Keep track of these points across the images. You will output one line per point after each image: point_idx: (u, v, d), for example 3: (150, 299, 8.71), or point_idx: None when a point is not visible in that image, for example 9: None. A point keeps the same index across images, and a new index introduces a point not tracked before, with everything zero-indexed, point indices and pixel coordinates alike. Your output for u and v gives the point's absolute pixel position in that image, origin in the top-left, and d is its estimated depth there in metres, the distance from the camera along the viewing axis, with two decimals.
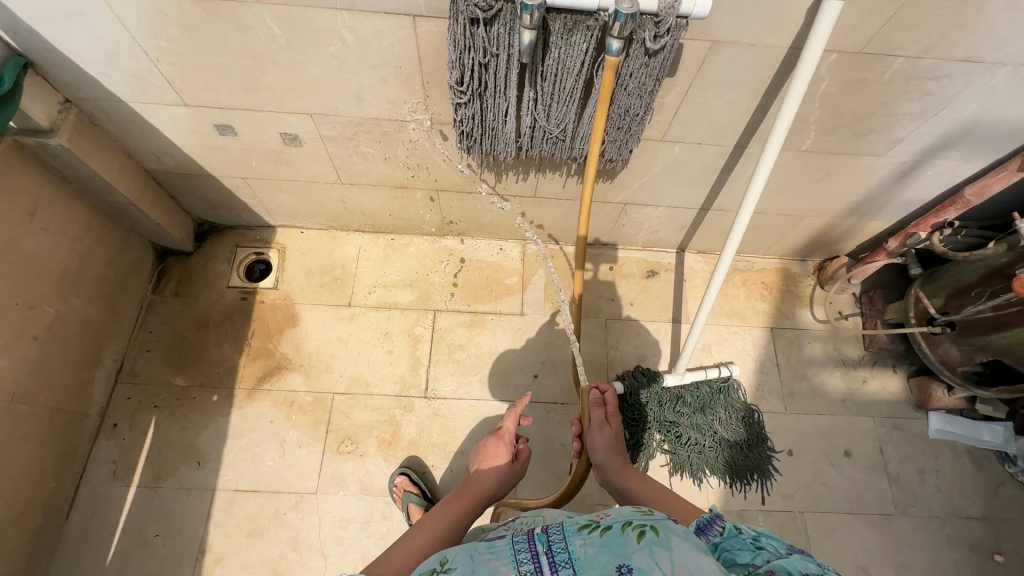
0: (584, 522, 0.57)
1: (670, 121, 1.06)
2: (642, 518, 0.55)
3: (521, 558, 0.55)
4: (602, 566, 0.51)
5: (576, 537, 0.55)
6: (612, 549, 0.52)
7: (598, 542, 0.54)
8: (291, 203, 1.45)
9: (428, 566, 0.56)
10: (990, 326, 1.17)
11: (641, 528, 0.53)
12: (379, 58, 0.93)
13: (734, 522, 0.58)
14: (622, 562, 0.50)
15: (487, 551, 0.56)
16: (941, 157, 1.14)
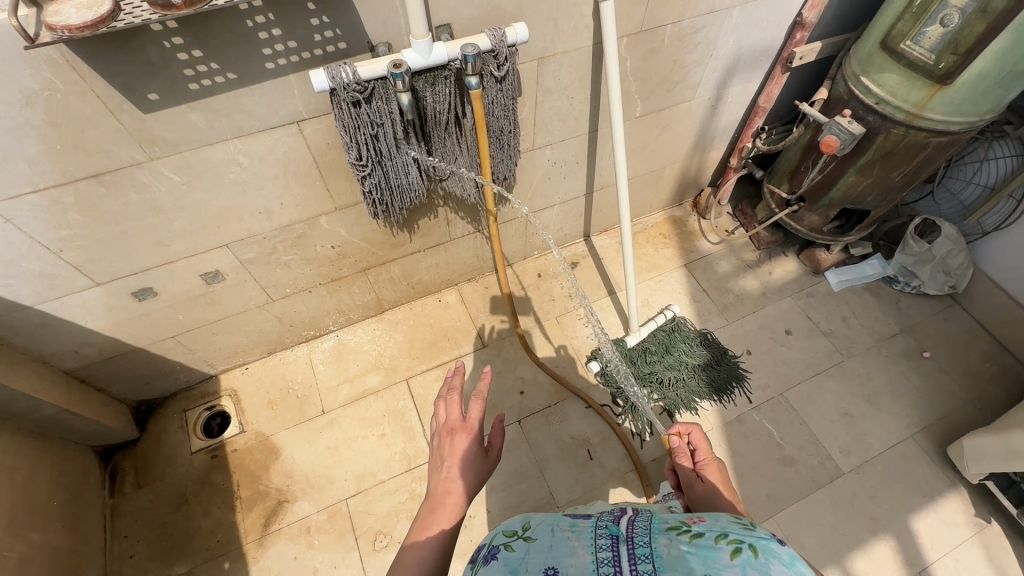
0: (673, 523, 0.53)
1: (533, 130, 1.27)
2: (739, 532, 0.50)
3: (599, 543, 0.53)
4: (686, 570, 0.47)
5: (662, 535, 0.52)
6: (701, 557, 0.48)
7: (685, 546, 0.50)
8: (228, 342, 1.45)
9: (512, 528, 0.58)
10: (825, 186, 1.48)
11: (736, 545, 0.49)
12: (277, 168, 1.04)
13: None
14: (709, 574, 0.46)
15: (567, 530, 0.56)
16: (730, 85, 1.47)
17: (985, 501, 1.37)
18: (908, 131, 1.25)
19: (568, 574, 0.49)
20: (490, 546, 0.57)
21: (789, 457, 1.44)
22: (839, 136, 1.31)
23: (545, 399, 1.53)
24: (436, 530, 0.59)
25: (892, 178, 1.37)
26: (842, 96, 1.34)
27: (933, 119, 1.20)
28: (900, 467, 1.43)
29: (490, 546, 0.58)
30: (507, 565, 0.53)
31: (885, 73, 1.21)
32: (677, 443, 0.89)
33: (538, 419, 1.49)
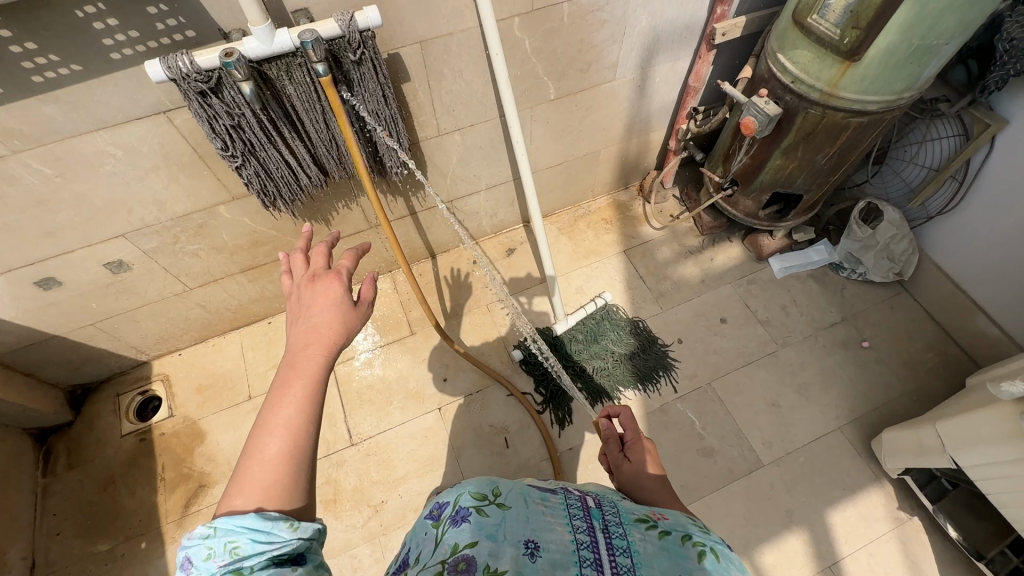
0: (641, 517, 0.59)
1: (434, 115, 1.24)
2: (701, 534, 0.57)
3: (576, 524, 0.57)
4: (663, 568, 0.52)
5: (634, 528, 0.57)
6: (674, 557, 0.54)
7: (658, 543, 0.55)
8: (154, 329, 1.48)
9: (480, 489, 0.58)
10: (754, 170, 1.42)
11: (701, 547, 0.56)
12: (154, 158, 1.04)
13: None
14: (682, 574, 0.52)
15: (539, 504, 0.58)
16: (656, 64, 1.41)
17: (909, 495, 1.33)
18: (825, 112, 1.18)
19: (551, 552, 0.53)
20: (457, 507, 0.57)
21: (709, 448, 1.42)
22: (757, 118, 1.25)
23: (468, 387, 1.53)
24: (300, 380, 0.58)
25: (817, 161, 1.31)
26: (763, 75, 1.27)
27: (848, 98, 1.13)
28: (824, 459, 1.39)
29: (455, 505, 0.57)
30: (487, 532, 0.53)
31: (798, 49, 1.14)
32: (605, 427, 0.85)
33: (458, 407, 1.50)
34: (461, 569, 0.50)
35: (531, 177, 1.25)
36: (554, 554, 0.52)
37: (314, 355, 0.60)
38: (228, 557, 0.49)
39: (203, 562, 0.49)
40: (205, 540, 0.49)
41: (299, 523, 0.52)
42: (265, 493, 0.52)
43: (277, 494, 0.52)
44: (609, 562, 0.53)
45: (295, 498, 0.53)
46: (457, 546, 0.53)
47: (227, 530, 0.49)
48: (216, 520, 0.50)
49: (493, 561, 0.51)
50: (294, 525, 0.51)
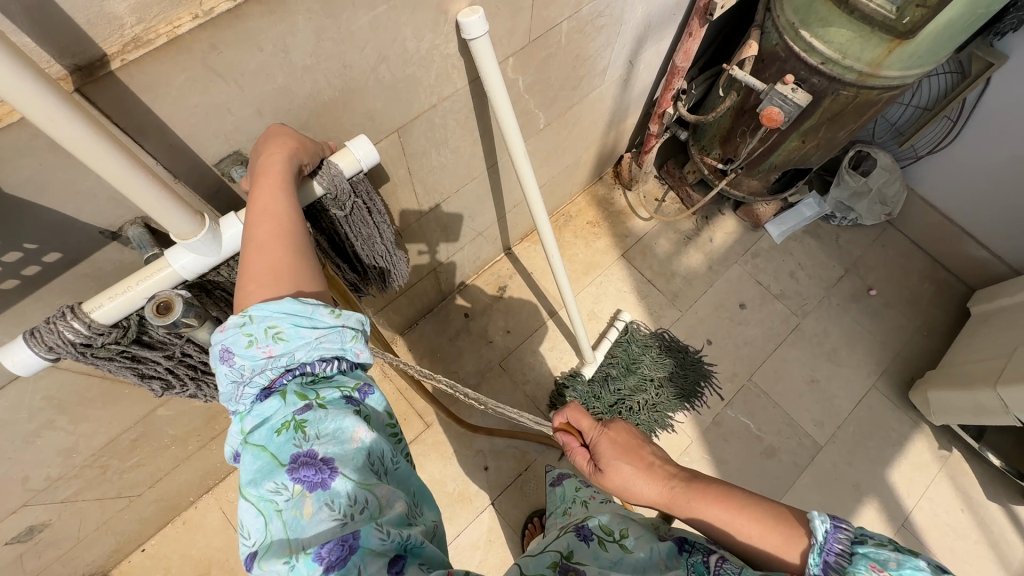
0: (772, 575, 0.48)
1: (416, 198, 0.92)
2: None
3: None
4: None
5: None
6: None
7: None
8: (101, 548, 1.10)
9: (610, 525, 0.58)
10: (765, 154, 1.27)
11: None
12: (44, 415, 0.66)
13: (866, 557, 0.45)
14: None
15: (662, 558, 0.53)
16: (642, 52, 1.16)
17: (945, 432, 1.42)
18: (859, 92, 1.03)
19: None
20: (583, 525, 0.59)
21: (770, 447, 1.39)
22: (782, 107, 1.08)
23: (514, 466, 1.35)
24: (273, 178, 0.51)
25: (838, 137, 1.18)
26: (777, 52, 1.08)
27: (889, 76, 0.99)
28: (869, 422, 1.43)
29: (585, 523, 0.59)
30: (601, 563, 0.54)
31: (832, 27, 0.96)
32: (568, 439, 0.80)
33: (512, 493, 1.32)
34: None
35: (548, 223, 1.05)
36: None
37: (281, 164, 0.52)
38: (270, 342, 0.45)
39: (248, 351, 0.45)
40: (243, 328, 0.45)
41: (340, 310, 0.48)
42: (279, 276, 0.48)
43: (286, 274, 0.48)
44: None
45: (309, 280, 0.49)
46: (572, 557, 0.54)
47: (268, 318, 0.46)
48: (251, 308, 0.46)
49: None
50: (335, 311, 0.47)
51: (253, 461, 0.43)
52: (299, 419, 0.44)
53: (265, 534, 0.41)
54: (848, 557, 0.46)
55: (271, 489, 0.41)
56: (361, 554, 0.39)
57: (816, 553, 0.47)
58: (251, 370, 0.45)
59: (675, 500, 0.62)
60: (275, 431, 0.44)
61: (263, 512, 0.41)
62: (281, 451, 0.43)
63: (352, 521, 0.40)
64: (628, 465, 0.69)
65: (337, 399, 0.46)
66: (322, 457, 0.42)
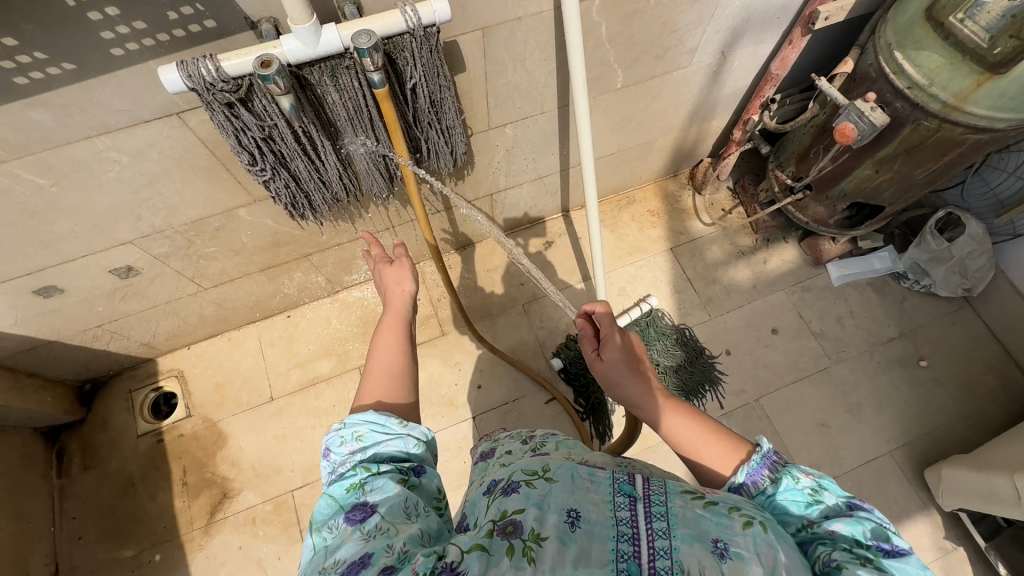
0: (688, 488, 0.51)
1: (486, 109, 1.07)
2: (750, 507, 0.49)
3: (619, 498, 0.49)
4: (699, 529, 0.46)
5: (676, 497, 0.49)
6: (715, 524, 0.46)
7: (701, 510, 0.48)
8: (166, 327, 1.36)
9: (529, 467, 0.53)
10: (836, 176, 1.27)
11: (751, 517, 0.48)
12: (166, 164, 0.88)
13: (793, 468, 0.57)
14: (721, 538, 0.45)
15: (586, 478, 0.51)
16: (738, 48, 1.21)
17: (955, 525, 1.31)
18: (942, 125, 1.02)
19: (591, 522, 0.47)
20: (508, 481, 0.52)
21: None
22: (858, 125, 1.08)
23: (503, 394, 1.44)
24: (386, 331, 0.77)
25: (914, 175, 1.16)
26: (869, 72, 1.09)
27: (975, 114, 0.97)
28: (871, 484, 1.36)
29: (507, 479, 0.53)
30: (532, 502, 0.48)
31: (925, 51, 0.96)
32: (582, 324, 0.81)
33: (493, 416, 1.42)
34: (507, 531, 0.46)
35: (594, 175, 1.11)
36: (594, 525, 0.46)
37: (397, 307, 0.80)
38: (354, 441, 0.60)
39: (339, 448, 0.60)
40: (339, 431, 0.61)
41: (407, 423, 0.62)
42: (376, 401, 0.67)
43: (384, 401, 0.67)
44: (647, 539, 0.45)
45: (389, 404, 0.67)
46: (504, 513, 0.48)
47: (355, 424, 0.61)
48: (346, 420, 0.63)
49: (538, 525, 0.46)
50: (402, 422, 0.62)
51: (323, 507, 0.54)
52: (360, 480, 0.56)
53: (314, 560, 0.50)
54: (781, 466, 0.58)
55: (330, 526, 0.52)
56: (369, 566, 0.45)
57: (757, 457, 0.59)
58: (338, 464, 0.60)
59: (654, 406, 0.69)
60: (344, 488, 0.55)
61: (318, 549, 0.51)
62: (345, 501, 0.54)
63: (371, 539, 0.48)
64: (625, 364, 0.73)
65: (392, 474, 0.57)
66: (369, 504, 0.52)
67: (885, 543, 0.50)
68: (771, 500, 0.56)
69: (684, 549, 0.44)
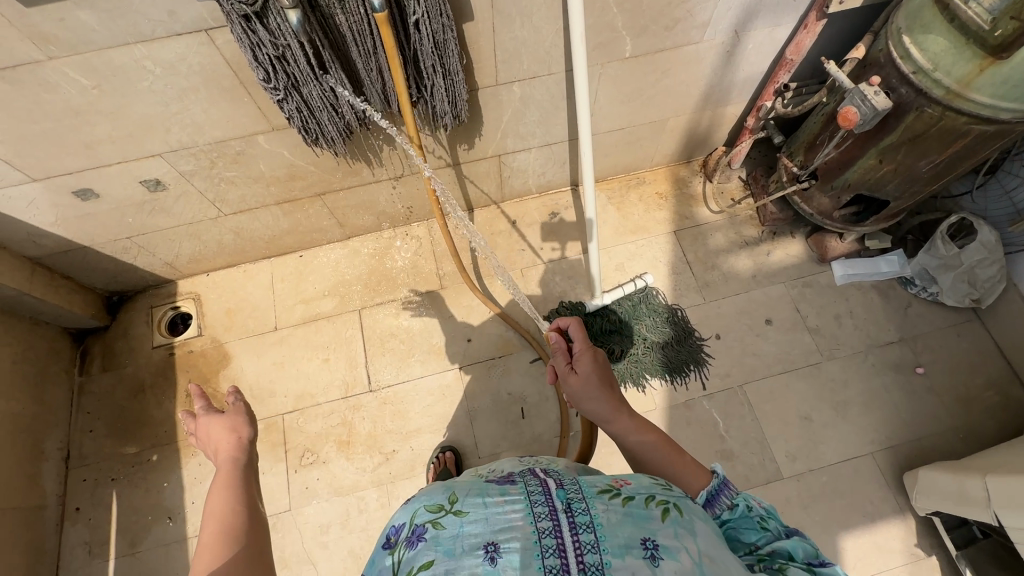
0: (604, 487, 0.60)
1: (494, 63, 1.12)
2: (664, 493, 0.59)
3: (538, 512, 0.57)
4: (627, 536, 0.53)
5: (596, 501, 0.58)
6: (637, 521, 0.55)
7: (621, 510, 0.57)
8: (188, 249, 1.47)
9: (435, 502, 0.59)
10: (841, 165, 1.26)
11: (663, 506, 0.58)
12: (194, 80, 0.97)
13: (746, 495, 0.63)
14: (646, 537, 0.54)
15: (499, 501, 0.58)
16: (752, 28, 1.23)
17: (931, 534, 1.28)
18: (945, 113, 1.01)
19: (511, 550, 0.53)
20: (414, 527, 0.58)
21: (729, 451, 1.37)
22: (860, 109, 1.08)
23: (490, 350, 1.49)
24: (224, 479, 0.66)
25: (918, 167, 1.15)
26: (878, 58, 1.08)
27: (978, 102, 0.96)
28: (848, 482, 1.34)
29: (411, 525, 0.58)
30: (445, 549, 0.54)
31: (930, 34, 0.96)
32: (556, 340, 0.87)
33: (478, 369, 1.47)
34: None
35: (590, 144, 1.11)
36: (516, 551, 0.53)
37: (224, 457, 0.69)
38: None
39: None
40: None
41: None
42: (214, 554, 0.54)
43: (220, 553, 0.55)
44: (573, 549, 0.53)
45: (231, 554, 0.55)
46: (414, 568, 0.53)
47: None
48: None
49: None
50: None
51: None
52: None
53: None
54: (735, 494, 0.63)
55: None
56: None
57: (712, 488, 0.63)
58: None
59: (622, 419, 0.73)
60: None
61: None
62: None
63: None
64: (597, 381, 0.78)
65: None
66: None
67: (814, 559, 0.57)
68: (726, 525, 0.62)
69: (616, 560, 0.51)
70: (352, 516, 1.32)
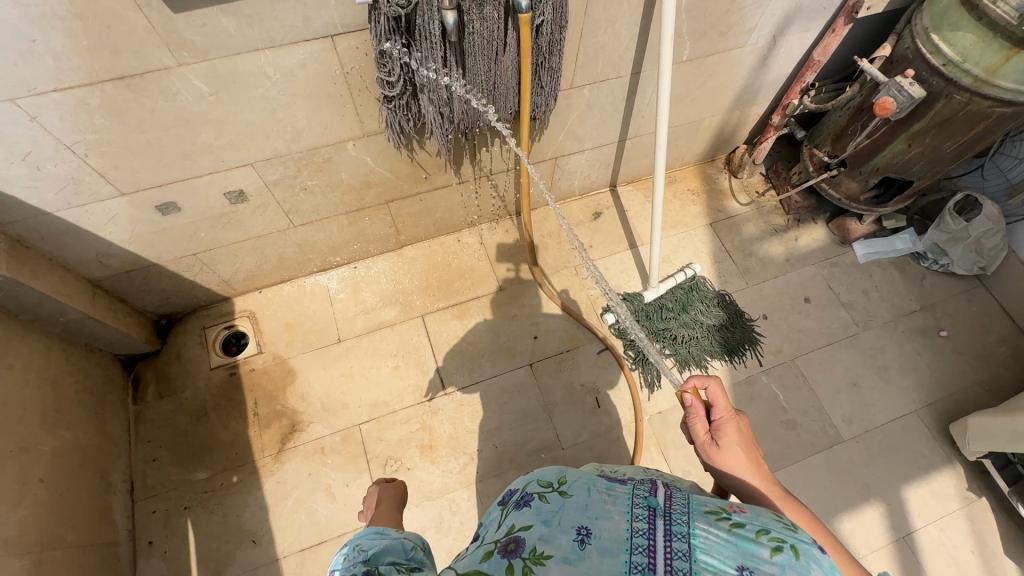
0: (713, 509, 0.56)
1: (574, 67, 1.20)
2: (782, 531, 0.53)
3: (637, 512, 0.55)
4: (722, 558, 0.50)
5: (700, 518, 0.55)
6: (738, 549, 0.51)
7: (724, 534, 0.53)
8: (249, 264, 1.45)
9: (547, 478, 0.60)
10: (870, 152, 1.42)
11: (778, 543, 0.52)
12: (307, 85, 0.99)
13: None
14: (746, 566, 0.49)
15: (602, 492, 0.57)
16: (787, 33, 1.37)
17: (979, 478, 1.41)
18: (972, 99, 1.17)
19: (602, 539, 0.52)
20: (524, 492, 0.60)
21: (792, 421, 1.47)
22: (896, 98, 1.23)
23: (558, 345, 1.54)
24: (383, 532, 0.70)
25: (944, 149, 1.30)
26: (906, 54, 1.24)
27: (1002, 87, 1.12)
28: (900, 439, 1.45)
29: (522, 492, 0.60)
30: (542, 518, 0.55)
31: (959, 31, 1.12)
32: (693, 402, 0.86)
33: (549, 363, 1.51)
34: (510, 549, 0.53)
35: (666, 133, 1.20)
36: (605, 541, 0.51)
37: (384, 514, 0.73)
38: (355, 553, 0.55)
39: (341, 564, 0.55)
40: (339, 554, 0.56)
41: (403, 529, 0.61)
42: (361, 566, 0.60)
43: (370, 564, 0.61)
44: (664, 554, 0.50)
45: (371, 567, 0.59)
46: (512, 528, 0.56)
47: (358, 540, 0.58)
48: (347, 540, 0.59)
49: (542, 545, 0.52)
50: (400, 529, 0.61)
51: None
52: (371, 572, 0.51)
53: None
54: None
55: None
56: None
57: None
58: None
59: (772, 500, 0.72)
60: None
61: None
62: None
63: None
64: (744, 457, 0.80)
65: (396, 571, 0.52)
66: None
67: None
68: None
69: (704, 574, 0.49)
70: (445, 519, 1.32)
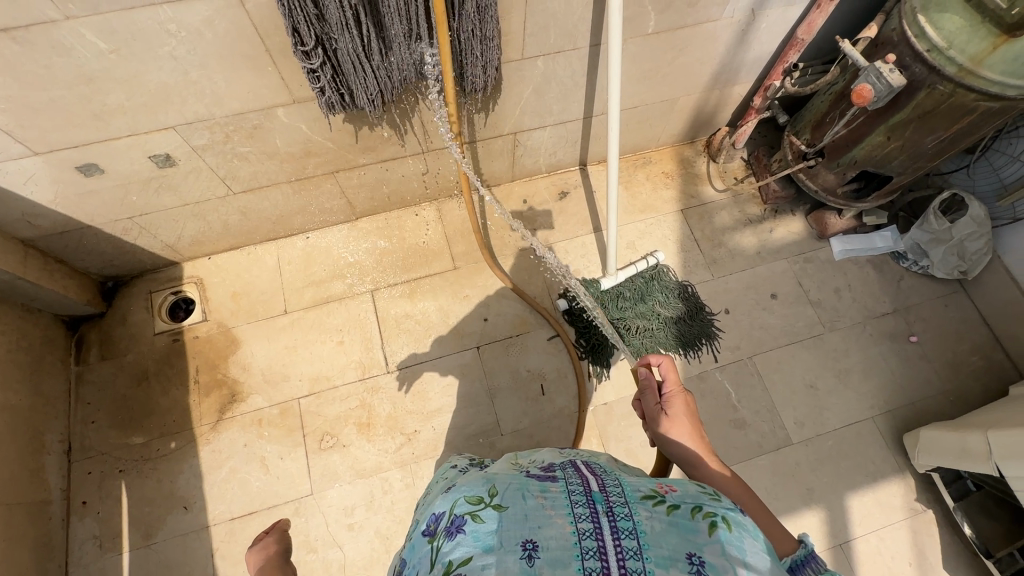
0: (648, 492, 0.54)
1: (521, 37, 1.11)
2: (712, 503, 0.52)
3: (578, 512, 0.51)
4: (673, 546, 0.47)
5: (640, 507, 0.51)
6: (682, 533, 0.48)
7: (666, 518, 0.50)
8: (192, 230, 1.41)
9: (475, 493, 0.54)
10: (849, 143, 1.32)
11: (712, 518, 0.50)
12: (218, 46, 0.92)
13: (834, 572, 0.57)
14: (694, 552, 0.47)
15: (539, 496, 0.53)
16: (768, 7, 1.25)
17: (927, 490, 1.37)
18: (955, 90, 1.07)
19: (550, 551, 0.47)
20: (452, 515, 0.52)
21: (742, 420, 1.43)
22: (874, 85, 1.12)
23: (507, 329, 1.50)
24: None
25: (924, 143, 1.20)
26: (891, 36, 1.13)
27: (988, 79, 1.02)
28: (851, 445, 1.41)
29: (449, 515, 0.53)
30: (481, 542, 0.48)
31: (946, 12, 1.01)
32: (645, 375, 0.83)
33: (496, 348, 1.48)
34: None
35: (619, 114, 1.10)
36: (554, 553, 0.46)
37: None
38: None
39: None
40: None
41: None
42: None
43: None
44: (616, 554, 0.47)
45: None
46: (450, 564, 0.48)
47: None
48: None
49: None
50: None
51: None
52: None
53: None
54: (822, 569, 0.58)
55: None
56: None
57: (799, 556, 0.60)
58: None
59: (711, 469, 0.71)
60: None
61: None
62: None
63: None
64: (689, 426, 0.77)
65: None
66: None
67: None
68: None
69: (660, 569, 0.45)
70: (377, 497, 1.31)
